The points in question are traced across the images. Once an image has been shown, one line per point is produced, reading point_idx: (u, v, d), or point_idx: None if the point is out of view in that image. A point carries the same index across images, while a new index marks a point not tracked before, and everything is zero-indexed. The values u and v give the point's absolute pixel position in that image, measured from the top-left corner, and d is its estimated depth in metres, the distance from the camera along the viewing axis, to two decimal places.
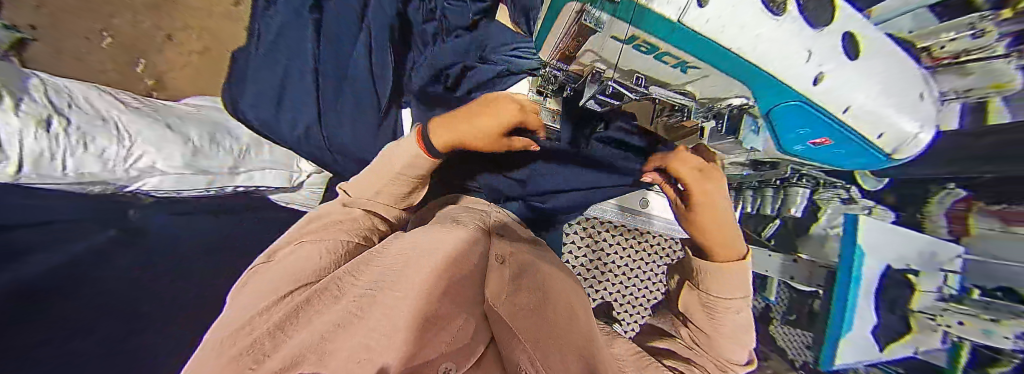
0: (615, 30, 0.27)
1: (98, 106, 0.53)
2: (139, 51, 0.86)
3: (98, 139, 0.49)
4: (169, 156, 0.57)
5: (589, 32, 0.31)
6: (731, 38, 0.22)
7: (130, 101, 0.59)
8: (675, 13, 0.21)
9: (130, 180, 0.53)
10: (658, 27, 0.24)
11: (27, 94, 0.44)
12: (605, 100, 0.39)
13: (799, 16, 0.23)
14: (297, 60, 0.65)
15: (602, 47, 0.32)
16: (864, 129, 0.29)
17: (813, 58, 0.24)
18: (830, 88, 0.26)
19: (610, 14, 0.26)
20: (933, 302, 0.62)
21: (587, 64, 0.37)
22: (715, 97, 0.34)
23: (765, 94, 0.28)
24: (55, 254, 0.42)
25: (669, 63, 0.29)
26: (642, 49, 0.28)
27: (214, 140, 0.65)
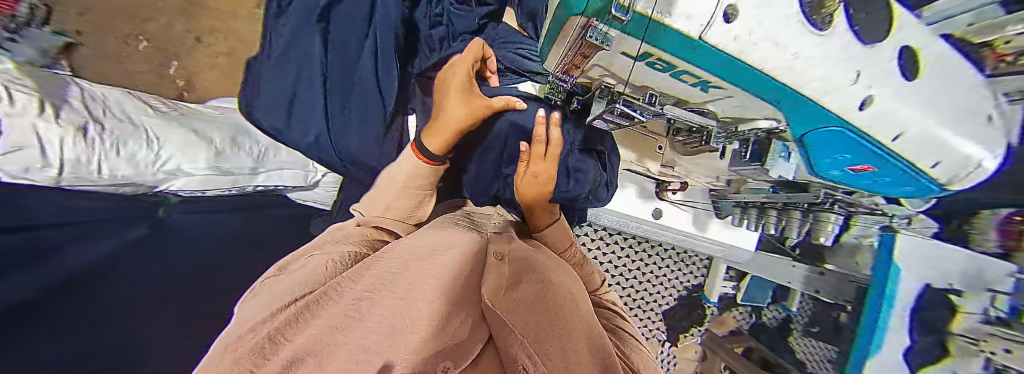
0: (624, 46, 0.25)
1: (130, 112, 0.57)
2: (172, 54, 0.90)
3: (129, 143, 0.53)
4: (193, 159, 0.60)
5: (591, 49, 0.28)
6: (763, 56, 0.20)
7: (158, 106, 0.63)
8: (696, 30, 0.19)
9: (158, 181, 0.56)
10: (676, 44, 0.21)
11: (67, 103, 0.48)
12: (614, 120, 0.36)
13: (849, 30, 0.20)
14: (308, 65, 0.65)
15: (611, 63, 0.29)
16: (914, 156, 0.27)
17: (860, 79, 0.22)
18: (876, 113, 0.24)
19: (616, 32, 0.23)
20: (977, 325, 0.57)
21: (597, 78, 0.34)
22: (740, 117, 0.31)
23: (800, 118, 0.26)
24: (83, 248, 0.45)
25: (689, 81, 0.27)
26: (657, 66, 0.26)
27: (236, 142, 0.68)
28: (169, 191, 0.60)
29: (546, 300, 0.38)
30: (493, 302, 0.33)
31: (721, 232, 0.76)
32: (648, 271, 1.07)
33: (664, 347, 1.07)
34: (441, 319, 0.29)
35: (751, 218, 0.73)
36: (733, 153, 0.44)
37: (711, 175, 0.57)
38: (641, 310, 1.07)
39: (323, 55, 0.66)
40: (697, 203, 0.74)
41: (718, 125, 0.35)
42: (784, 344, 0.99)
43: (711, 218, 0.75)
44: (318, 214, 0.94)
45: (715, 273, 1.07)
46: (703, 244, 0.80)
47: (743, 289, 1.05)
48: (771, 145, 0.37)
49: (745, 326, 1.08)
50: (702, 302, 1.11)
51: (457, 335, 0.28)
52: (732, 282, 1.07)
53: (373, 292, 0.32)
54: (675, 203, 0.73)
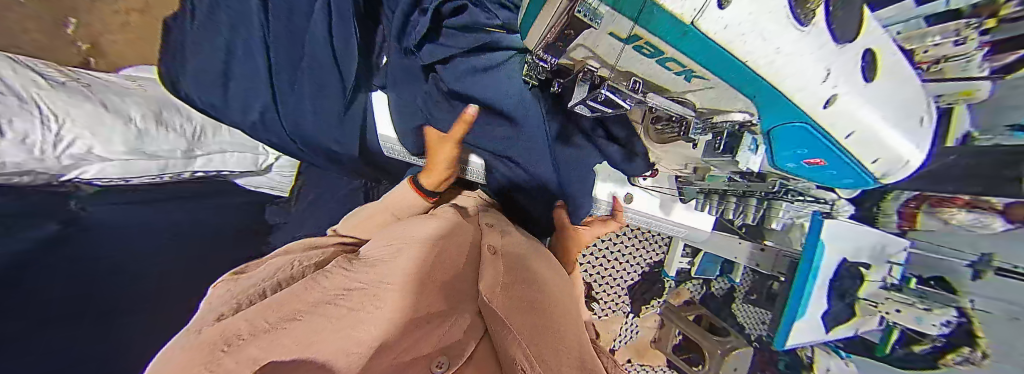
0: (612, 27, 0.20)
1: (12, 81, 0.44)
2: (67, 8, 0.73)
3: (17, 121, 0.42)
4: (108, 141, 0.50)
5: (576, 27, 0.23)
6: (749, 49, 0.18)
7: (49, 74, 0.50)
8: (690, 14, 0.16)
9: (63, 167, 0.48)
10: (667, 28, 0.18)
11: None
12: (597, 105, 0.33)
13: (827, 29, 0.19)
14: (250, 34, 0.57)
15: (596, 44, 0.24)
16: (858, 152, 0.29)
17: (830, 78, 0.21)
18: (835, 111, 0.24)
19: (608, 8, 0.18)
20: (878, 290, 0.67)
21: (579, 60, 0.30)
22: (717, 108, 0.30)
23: (772, 113, 0.26)
24: (3, 246, 0.39)
25: (672, 69, 0.24)
26: (644, 50, 0.22)
27: (163, 120, 0.58)
28: (80, 180, 0.52)
29: (528, 285, 0.38)
30: (489, 299, 0.31)
31: (684, 215, 0.81)
32: (614, 251, 1.13)
33: (627, 318, 1.17)
34: (430, 313, 0.29)
35: (706, 201, 0.79)
36: (704, 143, 0.44)
37: (679, 162, 0.58)
38: (608, 286, 1.15)
39: (263, 23, 0.56)
40: (663, 189, 0.78)
41: (695, 115, 0.33)
42: (729, 310, 1.12)
43: (676, 202, 0.79)
44: (276, 202, 0.86)
45: (672, 249, 1.12)
46: (668, 225, 0.85)
47: (697, 264, 1.11)
48: (743, 138, 0.39)
49: (697, 296, 1.20)
50: (661, 276, 1.18)
51: (453, 333, 0.29)
52: (687, 257, 1.12)
53: (361, 282, 0.33)
54: (644, 188, 0.77)
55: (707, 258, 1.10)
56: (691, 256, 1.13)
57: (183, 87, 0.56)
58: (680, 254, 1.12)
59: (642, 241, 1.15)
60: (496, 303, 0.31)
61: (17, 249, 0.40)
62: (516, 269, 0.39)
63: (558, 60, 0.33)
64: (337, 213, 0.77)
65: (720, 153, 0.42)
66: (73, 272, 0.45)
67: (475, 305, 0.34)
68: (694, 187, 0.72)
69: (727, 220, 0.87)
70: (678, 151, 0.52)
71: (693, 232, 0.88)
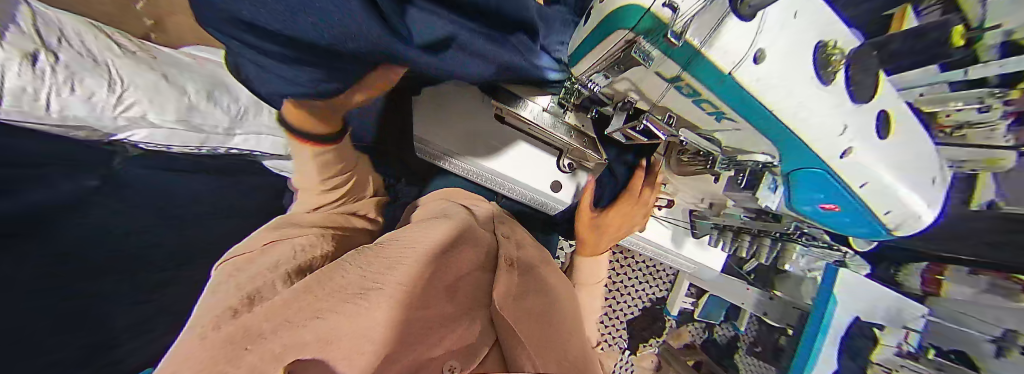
0: (661, 67, 0.23)
1: (93, 48, 0.49)
2: None
3: (88, 80, 0.45)
4: (161, 110, 0.54)
5: (629, 63, 0.25)
6: (775, 99, 0.20)
7: (125, 44, 0.55)
8: (730, 65, 0.19)
9: (116, 128, 0.50)
10: (707, 75, 0.21)
11: (14, 24, 0.40)
12: (634, 135, 0.35)
13: (844, 91, 0.22)
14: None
15: (642, 81, 0.27)
16: (874, 202, 0.30)
17: (847, 132, 0.23)
18: (850, 163, 0.26)
19: (660, 53, 0.21)
20: (893, 357, 0.65)
21: (619, 91, 0.32)
22: (741, 149, 0.31)
23: (790, 160, 0.27)
24: (39, 194, 0.41)
25: (705, 110, 0.26)
26: (684, 91, 0.24)
27: (212, 97, 0.62)
28: (127, 141, 0.54)
29: (539, 302, 0.38)
30: (502, 305, 0.32)
31: (695, 250, 0.79)
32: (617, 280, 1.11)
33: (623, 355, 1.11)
34: (443, 316, 0.29)
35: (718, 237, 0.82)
36: (727, 180, 0.46)
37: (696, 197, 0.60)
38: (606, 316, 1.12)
39: None
40: (676, 221, 0.78)
41: (721, 152, 0.35)
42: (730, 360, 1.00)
43: (687, 235, 0.79)
44: None
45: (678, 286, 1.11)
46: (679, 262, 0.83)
47: (701, 305, 1.09)
48: (762, 179, 0.38)
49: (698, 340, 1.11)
50: (662, 314, 1.15)
51: (466, 337, 0.28)
52: (690, 298, 1.11)
53: (380, 281, 0.31)
54: (658, 218, 0.77)
55: (712, 301, 1.07)
56: (695, 297, 1.11)
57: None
58: (684, 293, 1.10)
59: (646, 274, 1.14)
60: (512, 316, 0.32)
61: (46, 199, 0.42)
62: (531, 288, 0.39)
63: (598, 89, 0.35)
64: None
65: (741, 189, 0.44)
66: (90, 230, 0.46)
67: (487, 313, 0.34)
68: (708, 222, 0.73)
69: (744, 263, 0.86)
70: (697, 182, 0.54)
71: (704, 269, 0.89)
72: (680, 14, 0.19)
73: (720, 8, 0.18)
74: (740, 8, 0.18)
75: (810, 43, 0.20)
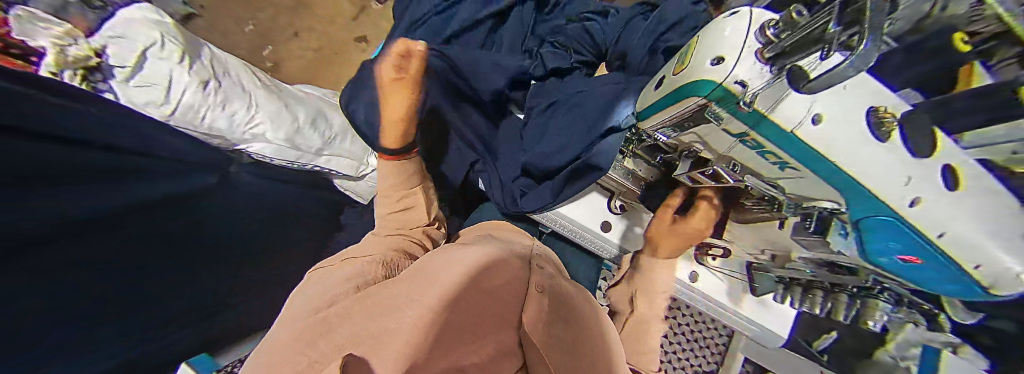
0: (728, 124, 0.27)
1: (244, 81, 0.66)
2: (269, 41, 1.07)
3: (233, 102, 0.61)
4: (277, 129, 0.66)
5: (698, 120, 0.30)
6: (836, 150, 0.22)
7: (261, 78, 0.71)
8: (792, 124, 0.23)
9: (241, 141, 0.64)
10: (772, 133, 0.24)
11: (201, 63, 0.59)
12: (703, 178, 0.39)
13: (906, 146, 0.22)
14: (414, 76, 0.61)
15: (708, 134, 0.31)
16: (989, 284, 0.24)
17: (912, 183, 0.22)
18: (932, 218, 0.23)
19: (728, 114, 0.25)
20: None
21: (685, 142, 0.37)
22: (805, 196, 0.30)
23: (860, 204, 0.26)
24: (152, 187, 0.47)
25: (770, 160, 0.28)
26: (749, 144, 0.28)
27: (315, 124, 0.75)
28: (246, 152, 0.67)
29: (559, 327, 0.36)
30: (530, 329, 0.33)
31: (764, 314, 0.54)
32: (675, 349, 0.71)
33: None
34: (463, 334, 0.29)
35: (800, 299, 0.51)
36: (794, 222, 0.38)
37: (755, 246, 0.49)
38: None
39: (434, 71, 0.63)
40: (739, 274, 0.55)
41: (789, 199, 0.34)
42: None
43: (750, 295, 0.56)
44: (353, 205, 0.95)
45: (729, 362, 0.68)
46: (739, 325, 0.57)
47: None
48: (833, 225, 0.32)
49: None
50: None
51: (483, 355, 0.29)
52: None
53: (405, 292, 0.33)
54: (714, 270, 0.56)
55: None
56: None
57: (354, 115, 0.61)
58: None
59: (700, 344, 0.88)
60: (535, 341, 0.33)
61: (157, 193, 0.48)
62: (558, 319, 0.38)
63: (664, 139, 0.39)
64: None
65: (811, 234, 0.36)
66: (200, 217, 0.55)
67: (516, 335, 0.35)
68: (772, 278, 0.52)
69: (824, 334, 0.53)
70: (764, 232, 0.45)
71: (769, 336, 0.56)
72: (748, 89, 0.23)
73: (781, 86, 0.22)
74: (794, 87, 0.22)
75: (863, 107, 0.22)
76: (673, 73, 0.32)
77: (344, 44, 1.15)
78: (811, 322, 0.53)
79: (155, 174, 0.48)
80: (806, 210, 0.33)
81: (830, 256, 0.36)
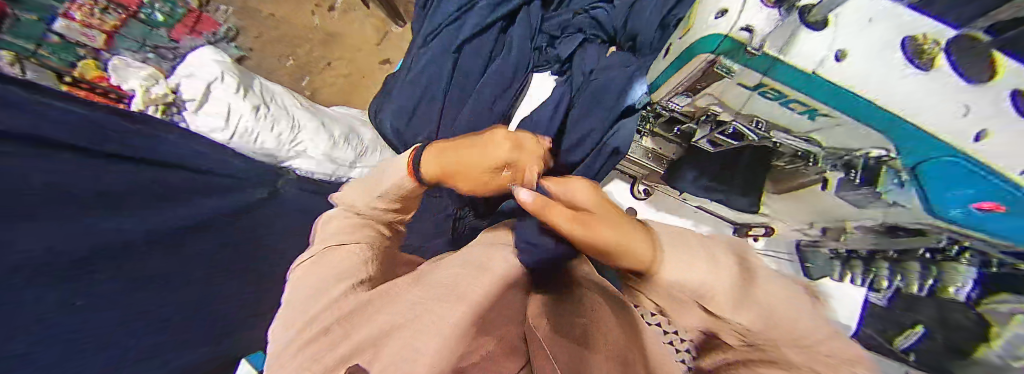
0: (742, 77, 0.28)
1: (287, 104, 0.74)
2: (306, 71, 1.17)
3: (280, 124, 0.68)
4: (316, 146, 0.73)
5: (713, 78, 0.31)
6: (864, 84, 0.22)
7: (301, 101, 0.79)
8: (811, 66, 0.23)
9: (287, 157, 0.71)
10: (790, 76, 0.24)
11: (253, 91, 0.67)
12: (722, 140, 0.37)
13: (955, 73, 0.20)
14: (435, 83, 0.63)
15: (725, 92, 0.31)
16: None
17: (971, 112, 0.20)
18: (1001, 150, 0.20)
19: (741, 66, 0.27)
20: None
21: (701, 107, 0.37)
22: (845, 145, 0.29)
23: (909, 143, 0.24)
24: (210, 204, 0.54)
25: (796, 110, 0.28)
26: (769, 95, 0.28)
27: (348, 139, 0.81)
28: (291, 167, 0.75)
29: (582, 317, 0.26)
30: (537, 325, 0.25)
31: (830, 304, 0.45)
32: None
33: None
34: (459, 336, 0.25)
35: (865, 276, 0.43)
36: (836, 178, 0.34)
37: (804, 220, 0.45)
38: None
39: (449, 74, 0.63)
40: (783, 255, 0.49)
41: (825, 154, 0.32)
42: None
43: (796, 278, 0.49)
44: None
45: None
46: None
47: None
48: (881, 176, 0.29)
49: None
50: None
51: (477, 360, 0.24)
52: None
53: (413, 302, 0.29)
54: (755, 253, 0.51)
55: None
56: None
57: (382, 124, 0.64)
58: None
59: None
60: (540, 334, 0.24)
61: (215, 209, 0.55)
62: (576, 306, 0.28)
63: (681, 108, 0.40)
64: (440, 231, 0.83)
65: (857, 190, 0.33)
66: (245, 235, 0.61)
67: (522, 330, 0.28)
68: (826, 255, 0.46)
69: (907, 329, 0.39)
70: (809, 201, 0.41)
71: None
72: (756, 34, 0.24)
73: (792, 24, 0.23)
74: (810, 23, 0.22)
75: (894, 42, 0.21)
76: (681, 39, 0.36)
77: (373, 69, 1.28)
78: (882, 314, 0.42)
79: (216, 194, 0.57)
80: (846, 161, 0.31)
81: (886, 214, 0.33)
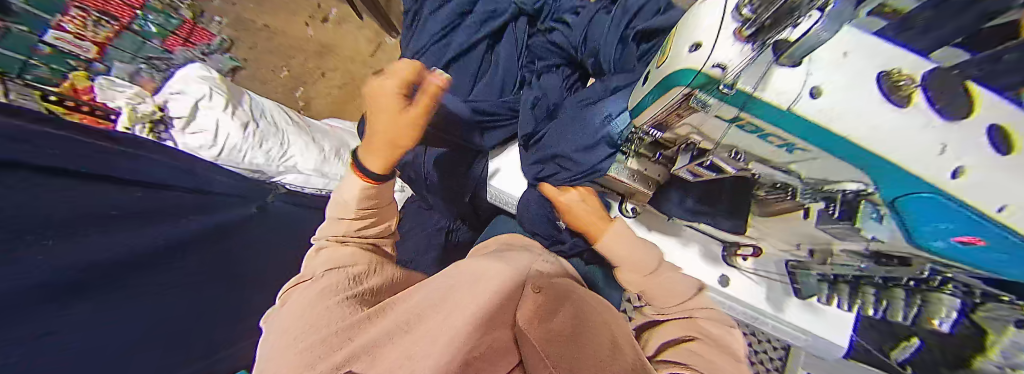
0: (718, 110, 0.27)
1: (277, 120, 0.74)
2: (301, 83, 1.20)
3: (268, 140, 0.69)
4: (305, 161, 0.73)
5: (687, 111, 0.30)
6: (841, 122, 0.21)
7: (291, 116, 0.79)
8: (786, 102, 0.22)
9: (276, 173, 0.71)
10: (767, 111, 0.24)
11: (241, 108, 0.68)
12: (701, 172, 0.36)
13: (931, 108, 0.20)
14: None
15: (702, 123, 0.31)
16: None
17: (950, 150, 0.19)
18: (982, 187, 0.19)
19: (716, 100, 0.26)
20: None
21: (682, 135, 0.35)
22: (825, 178, 0.28)
23: (887, 182, 0.23)
24: (195, 222, 0.55)
25: (772, 142, 0.27)
26: (746, 128, 0.27)
27: (338, 153, 0.81)
28: (281, 182, 0.75)
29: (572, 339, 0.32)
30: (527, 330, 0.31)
31: (807, 319, 0.48)
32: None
33: None
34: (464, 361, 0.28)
35: (850, 299, 0.45)
36: (817, 210, 0.33)
37: (789, 241, 0.44)
38: None
39: None
40: (770, 275, 0.51)
41: (803, 184, 0.32)
42: None
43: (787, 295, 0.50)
44: None
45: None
46: (781, 330, 0.52)
47: None
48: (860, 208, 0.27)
49: None
50: None
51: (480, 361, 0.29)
52: None
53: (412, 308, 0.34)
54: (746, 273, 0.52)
55: None
56: None
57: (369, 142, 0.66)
58: None
59: None
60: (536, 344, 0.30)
61: (199, 227, 0.55)
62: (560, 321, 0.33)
63: (660, 135, 0.38)
64: (435, 242, 0.79)
65: (836, 222, 0.31)
66: (233, 252, 0.62)
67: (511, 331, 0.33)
68: (814, 278, 0.46)
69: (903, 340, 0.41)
70: (796, 226, 0.39)
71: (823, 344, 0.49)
72: (728, 71, 0.24)
73: (765, 60, 0.23)
74: (788, 62, 0.22)
75: (871, 74, 0.20)
76: (657, 67, 0.35)
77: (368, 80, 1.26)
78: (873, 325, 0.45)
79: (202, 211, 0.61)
80: (828, 194, 0.30)
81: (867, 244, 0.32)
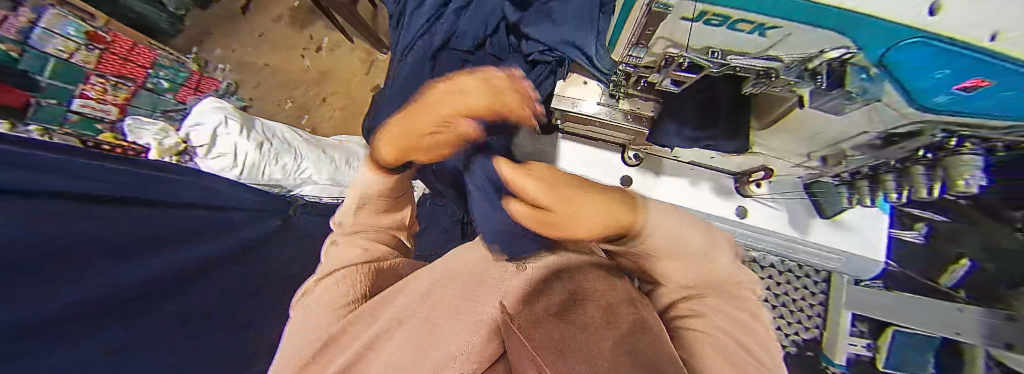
0: (683, 8, 0.25)
1: (288, 137, 0.79)
2: (305, 110, 1.26)
3: (282, 156, 0.73)
4: (319, 171, 0.77)
5: (654, 19, 0.28)
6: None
7: (301, 133, 0.83)
8: None
9: (293, 185, 0.75)
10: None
11: (253, 129, 0.72)
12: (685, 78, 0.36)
13: None
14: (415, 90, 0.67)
15: (673, 32, 0.30)
16: None
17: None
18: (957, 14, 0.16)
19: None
20: None
21: (660, 53, 0.35)
22: (810, 56, 0.27)
23: (869, 34, 0.21)
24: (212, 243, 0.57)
25: (744, 30, 0.26)
26: (713, 22, 0.26)
27: (349, 163, 0.84)
28: (299, 194, 0.79)
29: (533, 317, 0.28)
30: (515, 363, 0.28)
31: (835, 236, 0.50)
32: None
33: None
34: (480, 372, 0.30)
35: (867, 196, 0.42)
36: (807, 92, 0.32)
37: (803, 148, 0.44)
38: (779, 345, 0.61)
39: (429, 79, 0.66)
40: (786, 194, 0.52)
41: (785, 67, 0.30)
42: None
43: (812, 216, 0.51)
44: None
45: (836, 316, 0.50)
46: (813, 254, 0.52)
47: None
48: (846, 73, 0.26)
49: None
50: None
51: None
52: None
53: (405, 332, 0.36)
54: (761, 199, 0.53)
55: None
56: None
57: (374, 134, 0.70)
58: None
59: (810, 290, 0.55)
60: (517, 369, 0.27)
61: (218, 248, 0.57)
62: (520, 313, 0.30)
63: (640, 60, 0.38)
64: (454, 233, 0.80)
65: (828, 93, 0.30)
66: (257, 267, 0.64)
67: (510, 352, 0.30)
68: (829, 182, 0.46)
69: (951, 265, 0.43)
70: (805, 124, 0.38)
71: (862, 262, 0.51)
72: None
73: None
74: None
75: None
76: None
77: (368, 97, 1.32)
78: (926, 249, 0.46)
79: None
80: (813, 72, 0.28)
81: (872, 113, 0.31)
